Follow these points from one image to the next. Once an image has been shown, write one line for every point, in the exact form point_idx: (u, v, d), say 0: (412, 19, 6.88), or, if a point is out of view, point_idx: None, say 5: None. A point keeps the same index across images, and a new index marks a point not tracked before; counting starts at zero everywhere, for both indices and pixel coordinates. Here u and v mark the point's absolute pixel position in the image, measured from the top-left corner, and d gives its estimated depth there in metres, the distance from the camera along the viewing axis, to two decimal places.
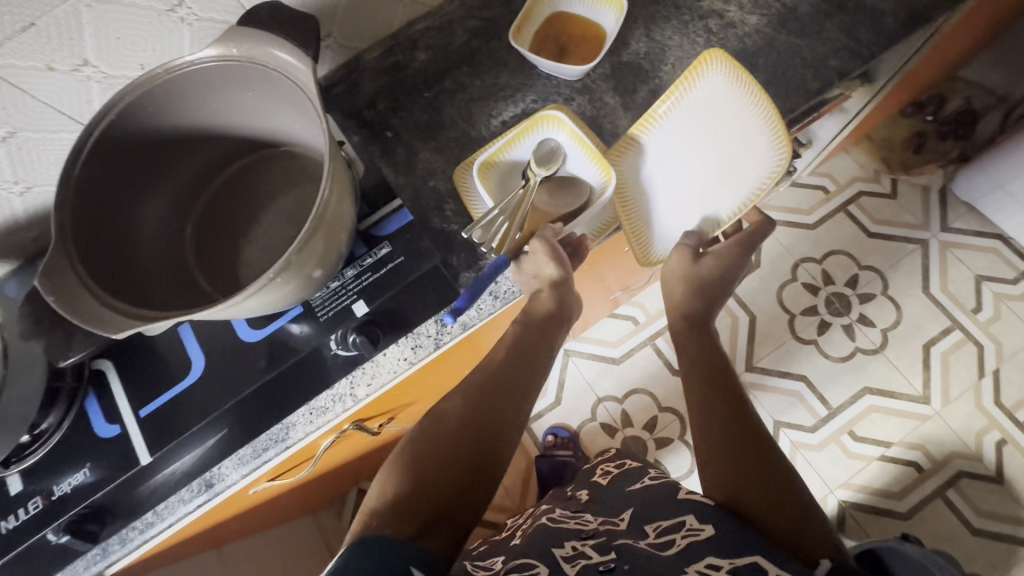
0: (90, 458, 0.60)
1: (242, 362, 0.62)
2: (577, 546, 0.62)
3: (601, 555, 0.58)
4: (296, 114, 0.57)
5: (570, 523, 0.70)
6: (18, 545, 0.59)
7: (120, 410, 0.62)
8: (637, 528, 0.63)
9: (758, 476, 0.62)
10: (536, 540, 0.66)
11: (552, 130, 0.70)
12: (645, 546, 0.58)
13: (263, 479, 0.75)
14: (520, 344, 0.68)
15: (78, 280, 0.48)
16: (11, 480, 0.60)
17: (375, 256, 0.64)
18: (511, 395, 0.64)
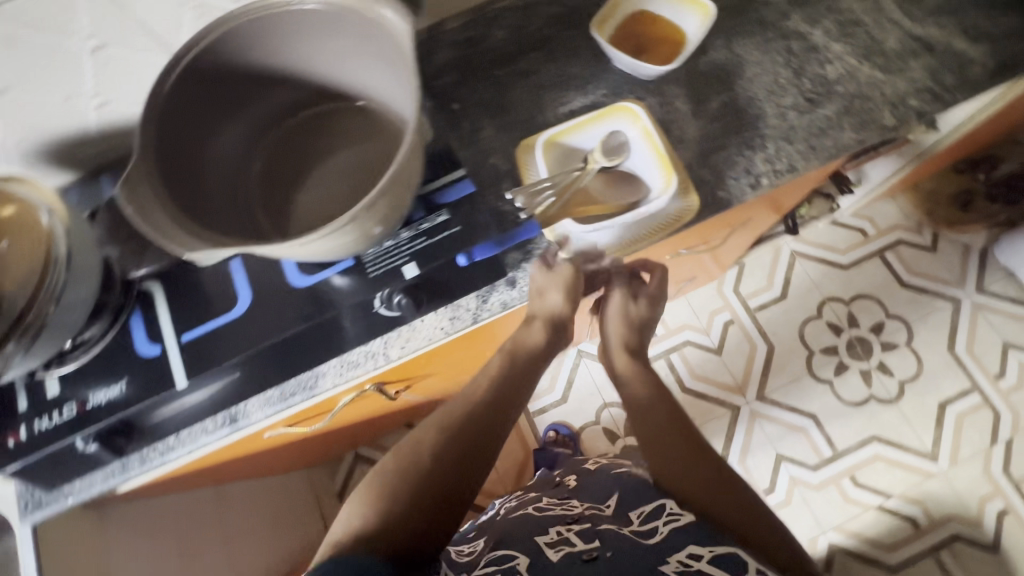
0: (128, 373, 0.61)
1: (281, 301, 0.63)
2: (562, 531, 0.65)
3: (584, 543, 0.61)
4: (381, 72, 0.57)
5: (557, 510, 0.73)
6: (43, 448, 0.59)
7: (163, 330, 0.62)
8: (621, 511, 0.68)
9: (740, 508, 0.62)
10: (522, 525, 0.70)
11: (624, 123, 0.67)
12: (629, 531, 0.63)
13: (279, 425, 0.77)
14: (501, 380, 0.64)
15: (161, 201, 0.49)
16: (50, 382, 0.61)
17: (432, 222, 0.62)
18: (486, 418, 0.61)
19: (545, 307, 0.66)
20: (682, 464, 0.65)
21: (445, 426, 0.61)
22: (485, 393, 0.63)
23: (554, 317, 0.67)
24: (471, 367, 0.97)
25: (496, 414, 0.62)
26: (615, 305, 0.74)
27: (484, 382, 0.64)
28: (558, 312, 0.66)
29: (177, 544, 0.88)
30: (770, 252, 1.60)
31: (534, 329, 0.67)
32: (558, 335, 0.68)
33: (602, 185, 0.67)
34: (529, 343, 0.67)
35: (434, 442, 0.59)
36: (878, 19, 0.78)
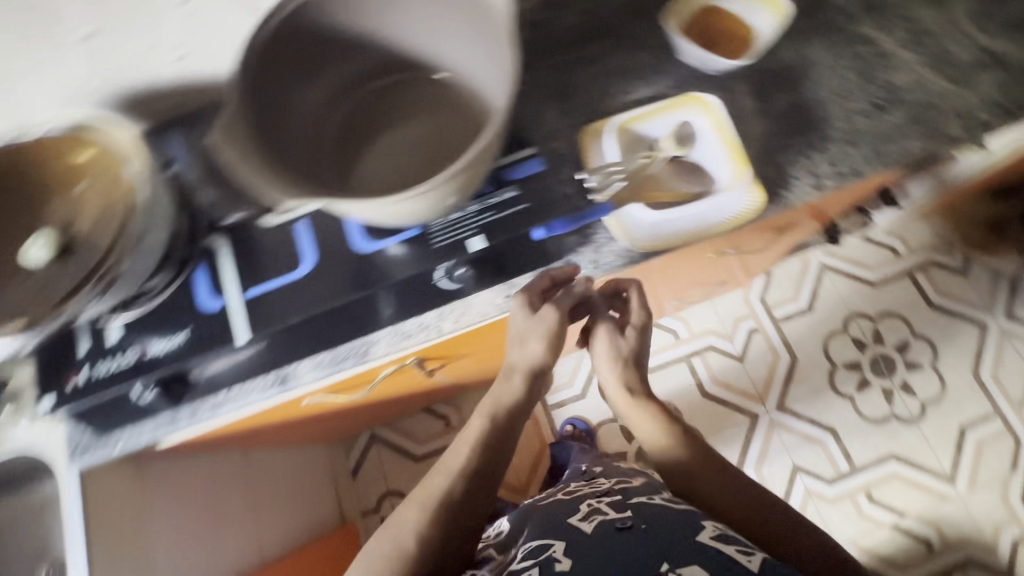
0: (191, 324, 0.61)
1: (343, 267, 0.63)
2: (593, 505, 0.74)
3: (616, 514, 0.70)
4: (471, 46, 0.57)
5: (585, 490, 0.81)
6: (104, 391, 0.60)
7: (227, 285, 0.62)
8: (650, 483, 0.79)
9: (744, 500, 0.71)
10: (557, 507, 0.77)
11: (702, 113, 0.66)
12: (660, 499, 0.72)
13: (319, 393, 0.77)
14: (488, 441, 0.67)
15: (252, 147, 0.49)
16: (111, 328, 0.62)
17: (502, 196, 0.63)
18: (478, 487, 0.66)
19: (524, 363, 0.68)
20: (681, 468, 0.75)
21: (427, 511, 0.63)
22: (472, 465, 0.66)
23: (530, 371, 0.70)
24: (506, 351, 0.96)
25: (485, 488, 0.66)
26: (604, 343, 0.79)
27: (466, 457, 0.66)
28: (539, 363, 0.68)
29: (191, 512, 0.87)
30: (798, 264, 1.60)
31: (516, 383, 0.69)
32: (533, 392, 0.71)
33: (671, 173, 0.67)
34: (502, 406, 0.69)
35: (418, 522, 0.63)
36: (949, 30, 0.77)
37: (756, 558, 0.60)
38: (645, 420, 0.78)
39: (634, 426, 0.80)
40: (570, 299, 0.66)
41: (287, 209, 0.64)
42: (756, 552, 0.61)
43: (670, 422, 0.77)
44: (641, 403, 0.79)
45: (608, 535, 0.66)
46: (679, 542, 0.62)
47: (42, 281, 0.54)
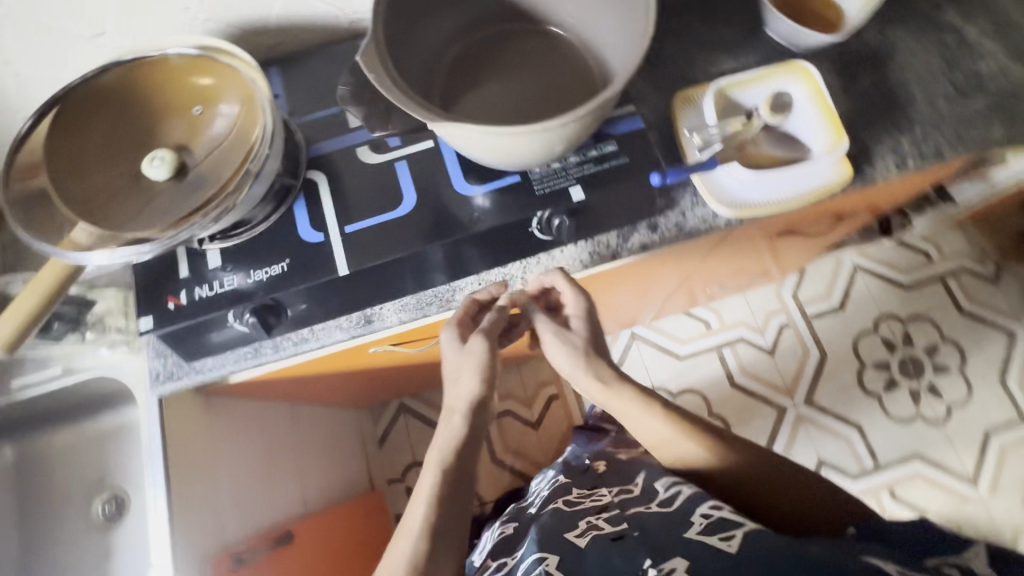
0: (291, 254, 0.62)
1: (438, 210, 0.63)
2: (593, 520, 0.72)
3: (613, 525, 0.68)
4: (596, 6, 0.59)
5: (587, 503, 0.79)
6: (201, 314, 0.61)
7: (326, 219, 0.63)
8: (649, 484, 0.75)
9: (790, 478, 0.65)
10: (555, 520, 0.77)
11: (799, 83, 0.69)
12: (655, 506, 0.68)
13: (388, 342, 0.78)
14: (447, 490, 0.61)
15: (390, 71, 0.51)
16: (210, 255, 0.62)
17: (601, 150, 0.64)
18: (443, 543, 0.58)
19: (462, 402, 0.65)
20: (705, 461, 0.69)
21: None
22: (433, 521, 0.59)
23: (471, 405, 0.65)
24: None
25: (446, 546, 0.58)
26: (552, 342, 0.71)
27: (425, 514, 0.59)
28: (478, 398, 0.65)
29: (254, 453, 0.86)
30: (832, 263, 1.62)
31: (459, 419, 0.66)
32: (479, 426, 0.65)
33: (770, 141, 0.68)
34: (452, 449, 0.64)
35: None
36: None
37: (735, 537, 0.55)
38: (652, 421, 0.70)
39: (617, 412, 0.71)
40: (500, 320, 0.68)
41: (398, 144, 0.65)
42: (740, 529, 0.56)
43: (672, 414, 0.69)
44: (616, 390, 0.70)
45: (603, 547, 0.63)
46: (664, 543, 0.59)
47: (161, 200, 0.56)
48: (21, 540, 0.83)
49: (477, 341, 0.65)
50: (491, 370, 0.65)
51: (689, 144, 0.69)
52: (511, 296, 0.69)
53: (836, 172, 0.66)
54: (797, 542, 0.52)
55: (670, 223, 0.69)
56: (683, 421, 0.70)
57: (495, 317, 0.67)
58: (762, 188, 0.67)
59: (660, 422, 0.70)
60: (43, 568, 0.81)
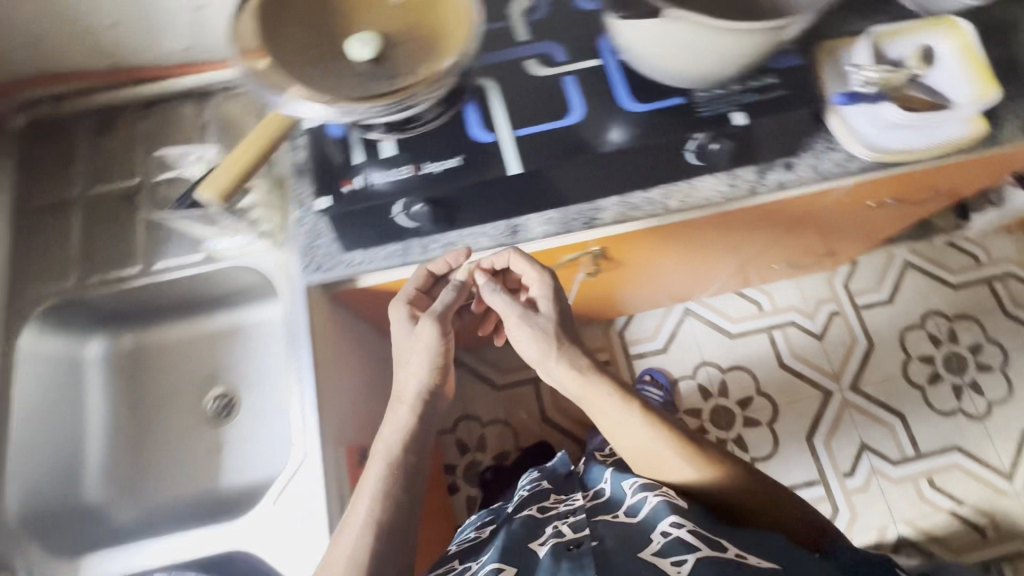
0: (465, 151, 0.64)
1: (593, 130, 0.66)
2: (558, 526, 0.71)
3: (574, 533, 0.67)
4: None
5: (556, 509, 0.79)
6: (375, 200, 0.63)
7: (498, 122, 0.66)
8: (616, 488, 0.76)
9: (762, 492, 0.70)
10: (523, 527, 0.75)
11: (948, 38, 0.73)
12: (621, 515, 0.70)
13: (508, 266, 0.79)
14: (395, 483, 0.63)
15: None
16: (385, 145, 0.65)
17: (763, 81, 0.67)
18: (390, 534, 0.60)
19: (410, 390, 0.69)
20: (684, 473, 0.70)
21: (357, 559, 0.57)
22: (375, 515, 0.60)
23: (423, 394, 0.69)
24: (650, 268, 1.00)
25: (395, 530, 0.60)
26: (517, 327, 0.73)
27: (368, 506, 0.61)
28: (426, 387, 0.69)
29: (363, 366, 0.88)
30: (883, 258, 1.66)
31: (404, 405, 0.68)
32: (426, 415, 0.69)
33: (920, 87, 0.72)
34: (399, 440, 0.66)
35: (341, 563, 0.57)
36: None
37: (688, 561, 0.57)
38: (631, 420, 0.70)
39: (588, 403, 0.72)
40: (451, 293, 0.70)
41: (567, 60, 0.68)
42: (692, 552, 0.58)
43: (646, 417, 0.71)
44: (594, 379, 0.71)
45: (559, 557, 0.63)
46: (618, 559, 0.61)
47: (358, 76, 0.58)
48: (130, 430, 0.82)
49: (429, 322, 0.69)
50: (438, 350, 0.68)
51: (850, 75, 0.72)
52: (466, 269, 0.72)
53: (970, 126, 0.71)
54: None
55: (806, 164, 0.73)
56: (666, 428, 0.70)
57: (451, 293, 0.70)
58: (904, 134, 0.71)
59: (640, 424, 0.70)
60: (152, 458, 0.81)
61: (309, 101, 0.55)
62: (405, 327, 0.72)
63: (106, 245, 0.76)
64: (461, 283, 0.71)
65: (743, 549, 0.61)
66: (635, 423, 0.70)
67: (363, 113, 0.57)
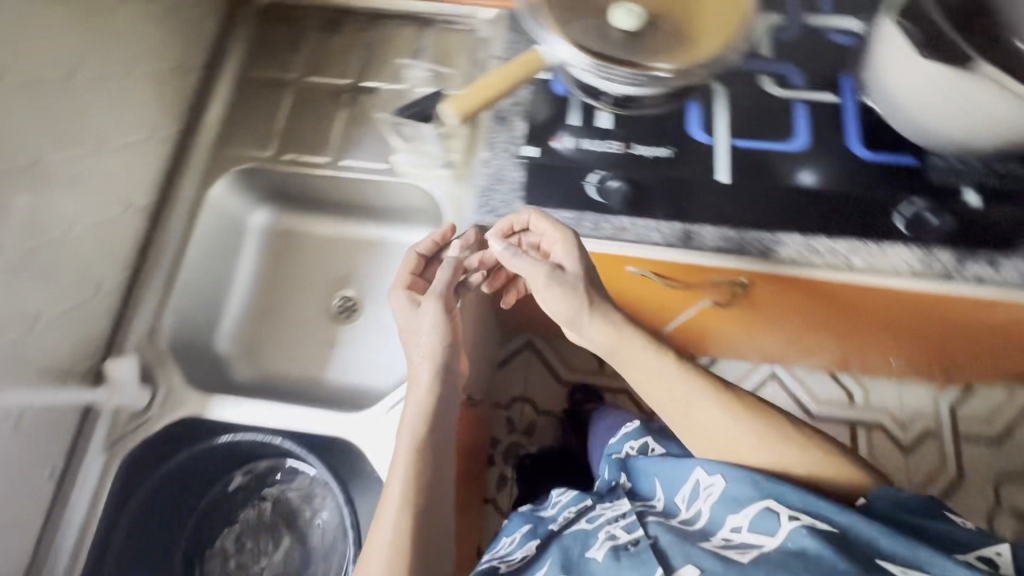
0: (677, 144, 0.65)
1: (784, 164, 0.65)
2: (610, 529, 0.58)
3: (629, 533, 0.56)
4: None
5: (601, 509, 0.64)
6: (576, 163, 0.66)
7: (718, 127, 0.66)
8: (668, 504, 0.61)
9: (818, 458, 0.57)
10: (570, 536, 0.60)
11: None
12: (674, 522, 0.56)
13: (648, 270, 0.68)
14: (425, 465, 0.59)
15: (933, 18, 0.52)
16: (601, 115, 0.67)
17: (1009, 167, 0.64)
18: (433, 513, 0.58)
19: (428, 367, 0.63)
20: (720, 420, 0.60)
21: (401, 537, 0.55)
22: (412, 493, 0.57)
23: (440, 365, 0.63)
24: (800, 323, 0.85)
25: (433, 510, 0.58)
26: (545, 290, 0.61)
27: (399, 486, 0.57)
28: (440, 363, 0.63)
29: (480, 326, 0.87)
30: None
31: (424, 378, 0.62)
32: (444, 394, 0.63)
33: None
34: (424, 418, 0.62)
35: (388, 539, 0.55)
36: None
37: (752, 553, 0.47)
38: (668, 367, 0.61)
39: (624, 364, 0.63)
40: (449, 270, 0.65)
41: (808, 87, 0.68)
42: (761, 547, 0.48)
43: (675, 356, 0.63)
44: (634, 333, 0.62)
45: (614, 560, 0.53)
46: (678, 557, 0.50)
47: (624, 42, 0.59)
48: (261, 303, 0.86)
49: (431, 302, 0.64)
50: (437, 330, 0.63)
51: None
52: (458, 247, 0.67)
53: None
54: (817, 548, 0.45)
55: None
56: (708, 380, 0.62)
57: (444, 270, 0.65)
58: None
59: (677, 374, 0.61)
60: (269, 335, 0.84)
61: (574, 51, 0.57)
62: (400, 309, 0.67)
63: (306, 132, 0.81)
64: (455, 260, 0.66)
65: (789, 506, 0.50)
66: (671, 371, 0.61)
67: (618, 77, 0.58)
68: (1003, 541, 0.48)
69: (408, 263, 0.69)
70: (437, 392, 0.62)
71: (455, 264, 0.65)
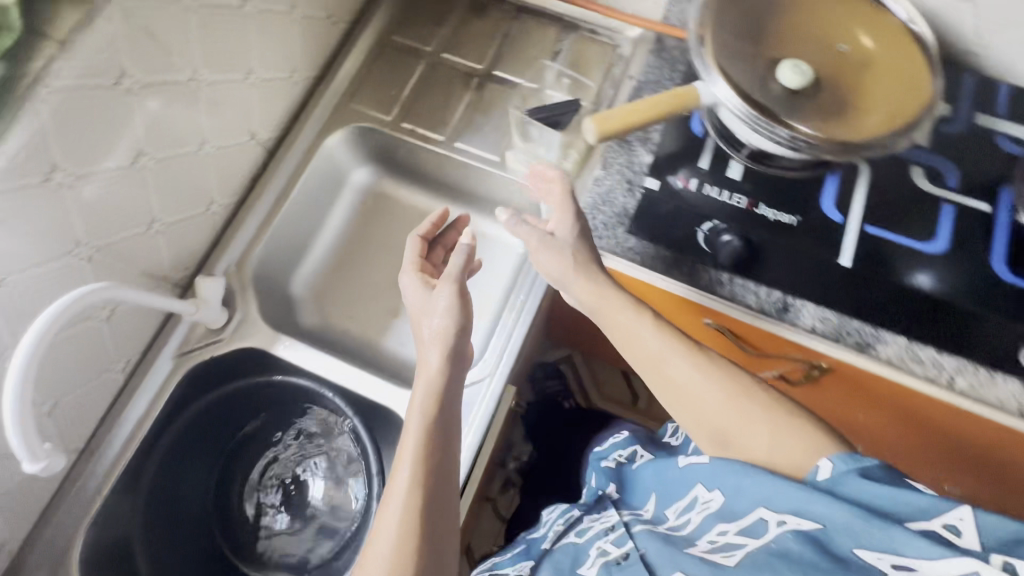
0: (805, 214, 0.62)
1: (906, 262, 0.61)
2: (600, 544, 0.55)
3: (618, 547, 0.52)
4: None
5: (593, 522, 0.60)
6: (695, 206, 0.64)
7: (852, 208, 0.63)
8: (658, 514, 0.56)
9: (796, 445, 0.49)
10: (563, 555, 0.58)
11: None
12: (661, 529, 0.52)
13: (727, 326, 0.65)
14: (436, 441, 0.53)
15: None
16: (733, 166, 0.65)
17: None
18: (441, 492, 0.52)
19: (439, 337, 0.59)
20: (700, 390, 0.55)
21: (408, 512, 0.49)
22: (423, 469, 0.52)
23: (450, 347, 0.58)
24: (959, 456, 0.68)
25: (441, 488, 0.52)
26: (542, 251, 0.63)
27: (410, 462, 0.52)
28: (448, 333, 0.59)
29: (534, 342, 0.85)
30: None
31: (434, 362, 0.58)
32: (456, 366, 0.58)
33: None
34: (435, 393, 0.56)
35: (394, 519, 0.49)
36: None
37: (740, 556, 0.43)
38: (643, 331, 0.58)
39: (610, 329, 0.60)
40: (459, 255, 0.64)
41: (959, 191, 0.64)
42: (745, 548, 0.44)
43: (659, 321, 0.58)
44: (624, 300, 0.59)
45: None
46: (665, 572, 0.46)
47: (788, 103, 0.56)
48: (339, 257, 0.87)
49: (446, 286, 0.61)
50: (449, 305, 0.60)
51: None
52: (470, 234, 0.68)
53: None
54: (808, 554, 0.41)
55: None
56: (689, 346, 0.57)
57: (456, 256, 0.63)
58: None
59: (652, 331, 0.57)
60: (339, 290, 0.86)
61: (733, 96, 0.54)
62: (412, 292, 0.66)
63: (427, 107, 0.82)
64: (470, 246, 0.64)
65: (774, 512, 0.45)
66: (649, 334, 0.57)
67: (773, 136, 0.55)
68: (962, 503, 0.39)
69: (415, 247, 0.71)
70: (449, 358, 0.58)
71: (466, 249, 0.64)
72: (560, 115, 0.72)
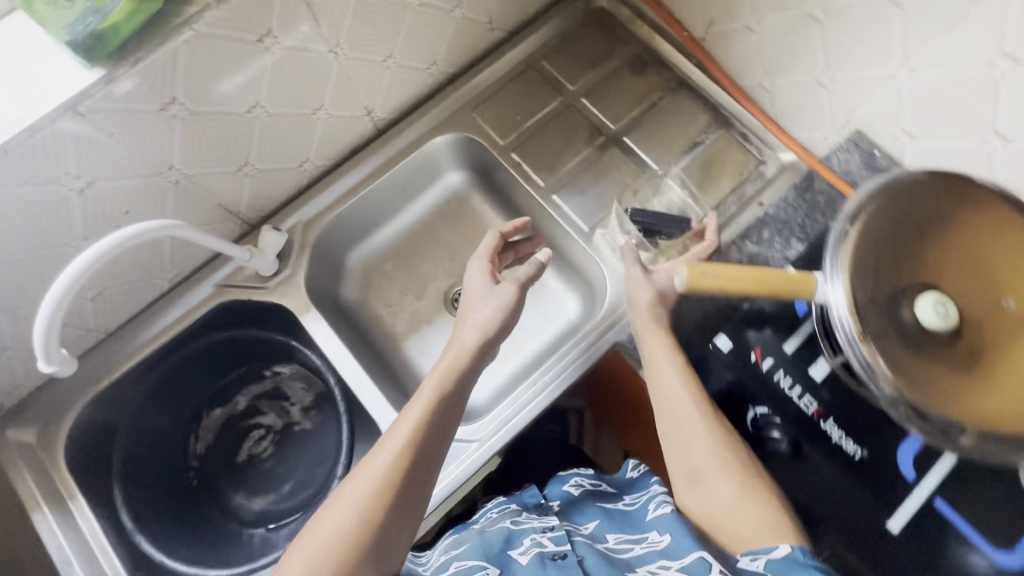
0: (871, 450, 0.54)
1: (960, 558, 0.51)
2: (538, 537, 0.56)
3: (557, 544, 0.54)
4: None
5: (536, 520, 0.60)
6: (753, 384, 0.59)
7: (930, 470, 0.53)
8: (597, 532, 0.57)
9: (757, 511, 0.51)
10: (496, 534, 0.59)
11: None
12: (600, 546, 0.54)
13: None
14: (451, 401, 0.54)
15: None
16: (819, 364, 0.57)
17: None
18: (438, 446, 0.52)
19: (488, 315, 0.60)
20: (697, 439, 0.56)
21: (405, 446, 0.50)
22: (429, 420, 0.52)
23: (492, 334, 0.59)
24: None
25: (440, 442, 0.52)
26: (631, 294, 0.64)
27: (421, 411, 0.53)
28: (494, 321, 0.60)
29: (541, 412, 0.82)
30: None
31: (470, 341, 0.59)
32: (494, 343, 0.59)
33: None
34: (466, 361, 0.57)
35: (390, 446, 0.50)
36: None
37: None
38: (668, 373, 0.59)
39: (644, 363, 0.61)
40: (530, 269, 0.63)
41: None
42: None
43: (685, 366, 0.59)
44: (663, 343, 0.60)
45: (539, 568, 0.51)
46: None
47: (905, 337, 0.47)
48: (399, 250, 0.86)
49: (510, 287, 0.61)
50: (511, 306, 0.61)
51: None
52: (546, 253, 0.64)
53: None
54: None
55: None
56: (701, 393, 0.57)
57: (527, 268, 0.63)
58: None
59: (673, 374, 0.58)
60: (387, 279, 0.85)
61: (843, 305, 0.48)
62: (477, 278, 0.64)
63: (543, 145, 0.79)
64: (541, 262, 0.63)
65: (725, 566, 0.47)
66: (672, 373, 0.58)
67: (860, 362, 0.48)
68: None
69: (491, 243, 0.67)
70: (493, 333, 0.59)
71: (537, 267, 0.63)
72: (659, 227, 0.71)
